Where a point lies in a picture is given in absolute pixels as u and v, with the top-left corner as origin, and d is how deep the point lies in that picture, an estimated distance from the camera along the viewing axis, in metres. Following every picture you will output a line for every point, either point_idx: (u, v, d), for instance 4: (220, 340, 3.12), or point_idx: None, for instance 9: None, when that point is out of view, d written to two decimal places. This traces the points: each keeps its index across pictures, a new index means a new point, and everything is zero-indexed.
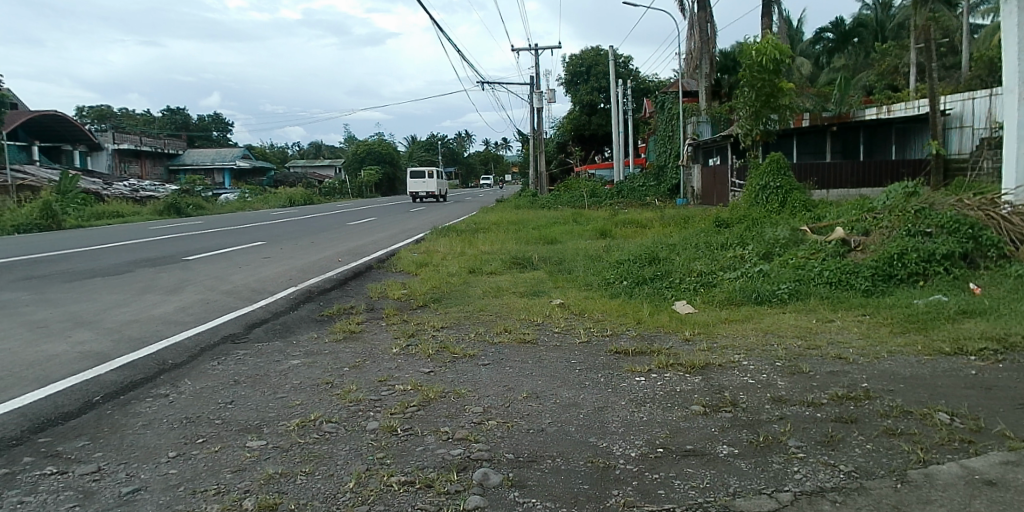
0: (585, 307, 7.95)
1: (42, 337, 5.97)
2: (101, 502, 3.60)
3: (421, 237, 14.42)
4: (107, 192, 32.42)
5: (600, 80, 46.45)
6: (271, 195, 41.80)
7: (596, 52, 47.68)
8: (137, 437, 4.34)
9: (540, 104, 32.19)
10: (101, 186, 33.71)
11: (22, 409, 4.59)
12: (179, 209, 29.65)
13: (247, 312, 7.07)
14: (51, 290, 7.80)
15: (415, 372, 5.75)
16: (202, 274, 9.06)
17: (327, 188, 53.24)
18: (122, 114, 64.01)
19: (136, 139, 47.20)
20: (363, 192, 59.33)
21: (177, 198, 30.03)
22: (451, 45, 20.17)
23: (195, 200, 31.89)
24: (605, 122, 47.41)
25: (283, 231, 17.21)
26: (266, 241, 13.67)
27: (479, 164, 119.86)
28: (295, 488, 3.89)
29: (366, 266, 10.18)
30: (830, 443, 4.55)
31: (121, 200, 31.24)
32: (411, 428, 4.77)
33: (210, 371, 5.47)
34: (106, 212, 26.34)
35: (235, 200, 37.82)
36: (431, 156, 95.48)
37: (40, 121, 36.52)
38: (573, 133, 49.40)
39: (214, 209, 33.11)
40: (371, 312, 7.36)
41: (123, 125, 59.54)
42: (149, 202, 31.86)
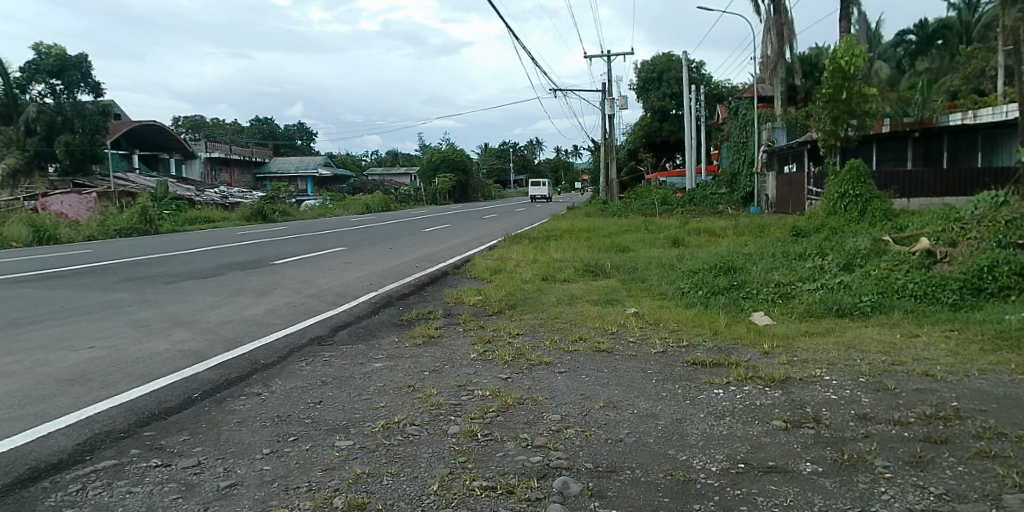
0: (659, 317, 7.73)
1: (145, 335, 6.22)
2: (201, 495, 3.76)
3: (494, 244, 14.44)
4: (199, 199, 33.89)
5: (672, 87, 45.78)
6: (350, 201, 42.91)
7: (668, 58, 46.89)
8: (233, 433, 4.48)
9: (609, 112, 32.02)
10: (194, 192, 35.36)
11: (127, 403, 4.78)
12: (265, 215, 30.82)
13: (332, 316, 7.19)
14: (151, 291, 8.16)
15: (493, 378, 5.71)
16: (290, 277, 9.31)
17: (402, 195, 54.58)
18: (214, 124, 67.12)
19: (226, 149, 49.38)
20: (435, 201, 60.25)
21: (263, 204, 31.22)
22: (529, 54, 20.26)
23: (280, 207, 33.06)
24: (676, 129, 46.92)
25: (359, 236, 17.73)
26: (346, 247, 14.09)
27: (550, 171, 120.44)
28: (382, 488, 3.91)
29: (442, 272, 10.26)
30: (918, 463, 4.25)
31: (211, 206, 32.62)
32: (491, 433, 4.73)
33: (298, 371, 5.58)
34: (198, 216, 27.68)
35: (317, 207, 38.99)
36: (503, 164, 96.80)
37: (140, 130, 38.55)
38: (643, 141, 49.06)
39: (300, 215, 34.22)
40: (448, 317, 7.39)
41: (215, 135, 62.45)
42: (237, 208, 33.25)
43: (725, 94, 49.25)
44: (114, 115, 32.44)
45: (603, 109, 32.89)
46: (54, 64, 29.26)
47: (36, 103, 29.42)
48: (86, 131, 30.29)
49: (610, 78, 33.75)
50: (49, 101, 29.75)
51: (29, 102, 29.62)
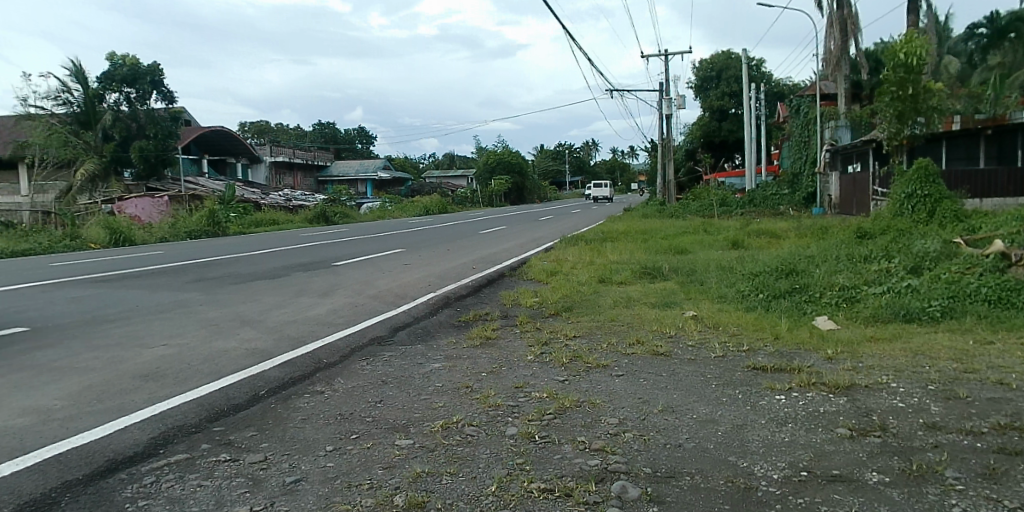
0: (719, 320, 7.58)
1: (214, 334, 6.42)
2: (268, 490, 3.87)
3: (550, 246, 14.42)
4: (264, 202, 34.99)
5: (731, 86, 44.93)
6: (408, 203, 43.59)
7: (727, 55, 46.13)
8: (298, 431, 4.60)
9: (666, 112, 31.64)
10: (260, 195, 36.51)
11: (198, 399, 4.95)
12: (328, 218, 31.63)
13: (391, 316, 7.29)
14: (220, 291, 8.43)
15: (550, 379, 5.69)
16: (350, 279, 9.48)
17: (459, 198, 55.21)
18: (278, 129, 69.14)
19: (290, 153, 50.84)
20: (491, 203, 60.62)
21: (326, 207, 32.02)
22: (585, 55, 20.21)
23: (342, 210, 33.84)
24: (735, 128, 46.03)
25: (417, 238, 18.00)
26: (405, 248, 14.29)
27: (606, 173, 119.71)
28: (441, 488, 3.94)
29: (498, 274, 10.28)
30: (993, 476, 4.04)
31: (276, 209, 33.65)
32: (549, 436, 4.71)
33: (359, 371, 5.68)
34: (264, 218, 28.66)
35: (377, 209, 39.72)
36: (558, 166, 96.68)
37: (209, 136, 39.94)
38: (701, 141, 48.27)
39: (359, 217, 34.94)
40: (505, 319, 7.41)
41: (280, 139, 64.43)
42: (300, 211, 34.18)
43: (786, 93, 48.01)
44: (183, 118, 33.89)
45: (660, 109, 32.49)
46: (126, 74, 30.62)
47: (112, 111, 30.64)
48: (156, 136, 31.39)
49: (667, 78, 33.33)
50: (123, 108, 31.11)
51: (105, 110, 30.82)
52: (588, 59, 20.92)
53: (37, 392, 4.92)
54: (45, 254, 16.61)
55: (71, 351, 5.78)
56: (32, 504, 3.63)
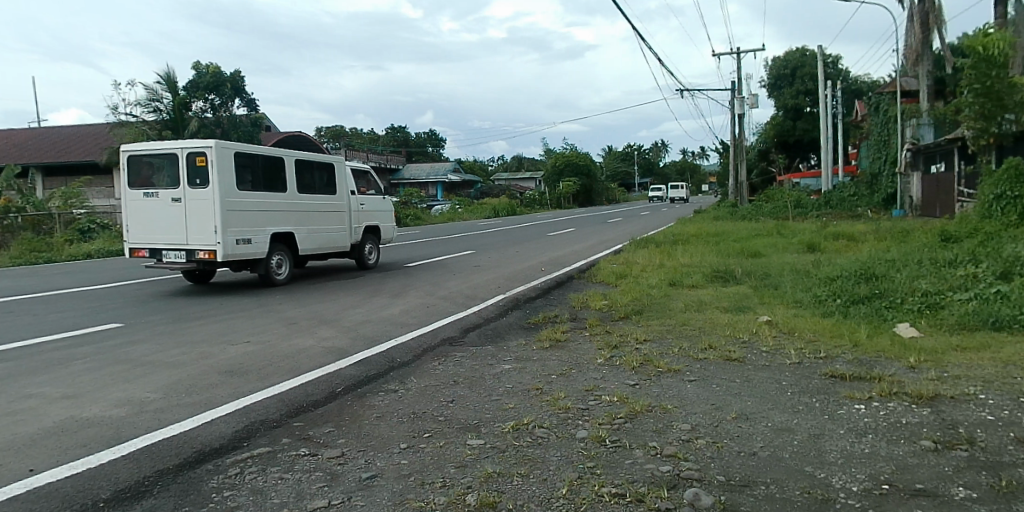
0: (795, 326, 7.33)
1: (294, 332, 6.63)
2: (344, 485, 3.97)
3: (619, 248, 14.27)
4: None
5: (806, 84, 43.55)
6: (476, 206, 43.99)
7: (802, 52, 44.50)
8: (373, 428, 4.70)
9: (737, 112, 30.96)
10: None
11: (278, 395, 5.12)
12: (401, 221, 32.33)
13: (462, 317, 7.37)
14: (298, 291, 8.71)
15: (620, 383, 5.62)
16: (422, 280, 9.64)
17: (527, 201, 55.50)
18: (353, 133, 70.85)
19: (364, 157, 52.09)
20: (559, 205, 60.59)
21: (398, 210, 32.70)
22: (654, 55, 19.91)
23: (413, 212, 34.53)
24: (811, 128, 44.57)
25: (486, 240, 18.17)
26: (474, 250, 14.46)
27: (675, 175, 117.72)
28: (512, 489, 3.95)
29: (568, 276, 10.26)
30: None
31: None
32: (620, 440, 4.65)
33: (431, 371, 5.75)
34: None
35: (447, 212, 40.20)
36: (627, 168, 95.64)
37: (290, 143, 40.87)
38: (774, 141, 46.95)
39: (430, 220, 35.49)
40: (575, 321, 7.38)
41: (354, 144, 66.10)
42: None
43: (865, 90, 46.04)
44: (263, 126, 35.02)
45: (732, 109, 31.77)
46: (211, 82, 32.00)
47: (198, 118, 31.51)
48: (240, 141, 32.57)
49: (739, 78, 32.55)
50: (208, 115, 32.26)
51: (192, 117, 31.60)
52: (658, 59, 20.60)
53: (131, 384, 5.18)
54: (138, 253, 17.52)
55: (162, 346, 6.06)
56: (127, 491, 3.82)
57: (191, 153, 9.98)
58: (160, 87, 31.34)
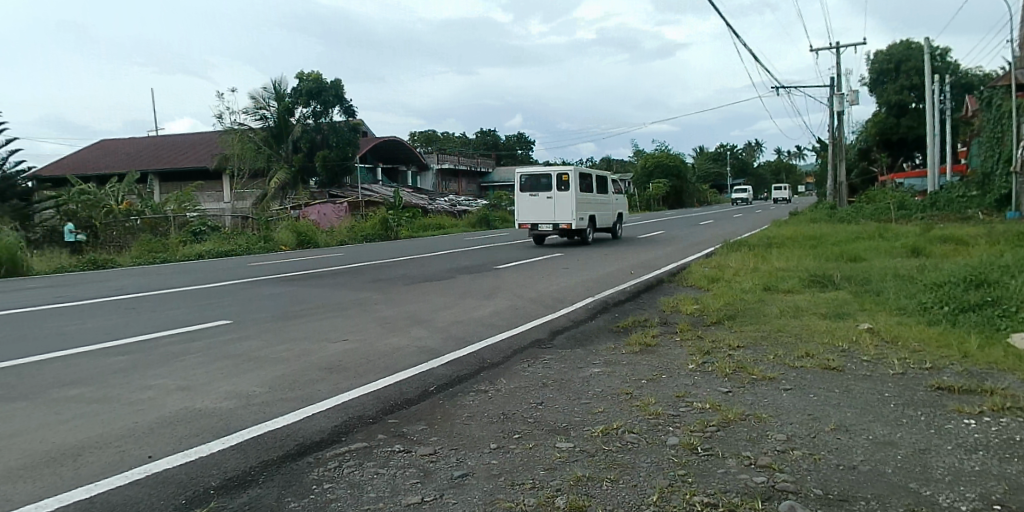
0: (898, 335, 6.94)
1: (388, 332, 6.84)
2: (437, 482, 4.06)
3: (710, 252, 13.95)
4: (432, 206, 36.58)
5: (911, 79, 41.09)
6: None
7: (905, 45, 41.67)
8: (464, 427, 4.80)
9: (837, 109, 29.63)
10: (427, 200, 38.08)
11: (374, 392, 5.29)
12: (490, 221, 32.95)
13: (550, 320, 7.40)
14: (393, 291, 8.97)
15: (712, 390, 5.48)
16: (511, 282, 9.74)
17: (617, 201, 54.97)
18: (443, 136, 72.17)
19: (455, 160, 52.91)
20: (647, 207, 59.68)
21: (487, 211, 33.28)
22: (750, 53, 19.31)
23: (502, 215, 35.17)
24: (916, 124, 42.09)
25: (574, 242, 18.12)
26: (563, 252, 14.47)
27: (770, 175, 113.61)
28: (602, 494, 3.93)
29: (657, 279, 10.13)
30: None
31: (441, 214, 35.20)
32: (712, 448, 4.55)
33: (520, 372, 5.79)
34: (430, 223, 30.63)
35: None
36: (720, 168, 92.95)
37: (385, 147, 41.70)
38: (877, 139, 44.58)
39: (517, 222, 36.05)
40: (665, 326, 7.27)
41: (446, 147, 67.32)
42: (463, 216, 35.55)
43: (977, 83, 42.97)
44: (361, 132, 35.68)
45: (831, 106, 30.40)
46: (312, 88, 32.72)
47: (302, 125, 33.24)
48: (339, 146, 33.68)
49: (838, 74, 31.07)
50: (310, 122, 33.62)
51: (294, 124, 33.32)
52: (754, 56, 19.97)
53: (240, 378, 5.47)
54: (247, 255, 18.51)
55: (267, 343, 6.38)
56: (235, 480, 4.04)
57: (559, 174, 19.38)
58: (268, 95, 33.37)
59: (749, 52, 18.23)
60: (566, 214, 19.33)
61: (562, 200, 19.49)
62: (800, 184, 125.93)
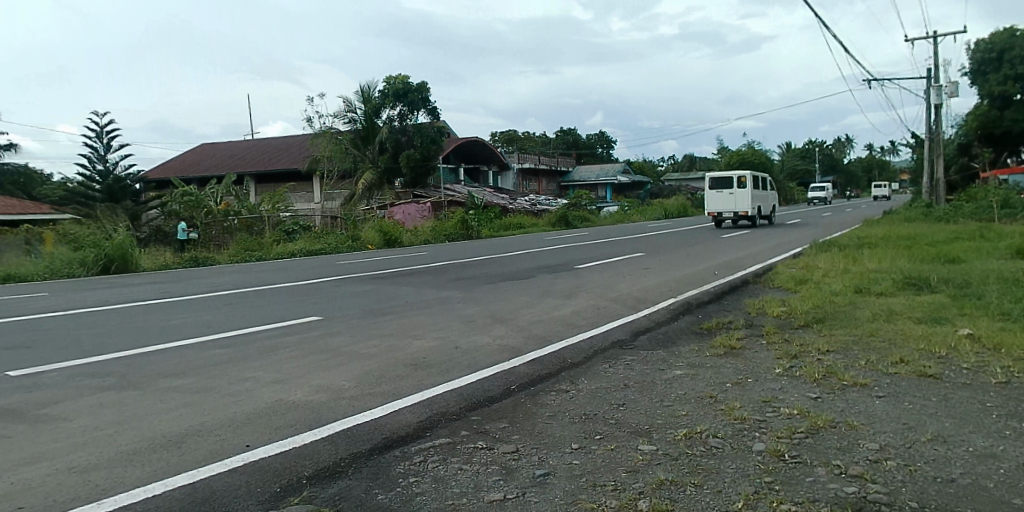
0: (1002, 342, 6.53)
1: (471, 329, 6.94)
2: (520, 479, 4.11)
3: (798, 252, 13.52)
4: (513, 206, 36.81)
5: (1015, 67, 38.24)
6: (648, 207, 43.25)
7: (1010, 31, 38.82)
8: (546, 426, 4.83)
9: (934, 101, 28.03)
10: (507, 200, 38.20)
11: (457, 389, 5.38)
12: (569, 221, 33.08)
13: (632, 320, 7.34)
14: (475, 290, 9.11)
15: (801, 396, 5.32)
16: (593, 281, 9.72)
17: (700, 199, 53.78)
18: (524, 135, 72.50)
19: (537, 158, 53.00)
20: None
21: (567, 210, 33.49)
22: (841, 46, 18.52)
23: (582, 214, 35.29)
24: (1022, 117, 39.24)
25: (656, 242, 17.92)
26: (644, 252, 14.33)
27: (861, 170, 108.56)
28: (685, 498, 3.88)
29: (742, 280, 9.91)
30: None
31: (521, 214, 35.43)
32: (800, 456, 4.41)
33: (602, 373, 5.77)
34: (511, 222, 30.86)
35: (616, 213, 39.90)
36: (808, 164, 89.30)
37: (466, 146, 41.89)
38: (978, 133, 41.88)
39: (597, 222, 35.77)
40: (750, 328, 7.09)
41: (526, 146, 67.51)
42: (543, 215, 35.66)
43: None
44: (447, 134, 35.93)
45: (928, 98, 28.76)
46: (399, 89, 33.51)
47: (387, 127, 33.92)
48: (422, 146, 33.95)
49: (935, 63, 29.34)
50: (396, 124, 34.33)
51: (381, 126, 34.14)
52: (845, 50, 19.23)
53: (330, 372, 5.68)
54: (338, 253, 19.19)
55: (355, 339, 6.59)
56: (325, 470, 4.20)
57: (739, 177, 25.21)
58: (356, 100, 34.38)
59: (840, 46, 17.53)
60: (745, 206, 25.30)
61: (741, 195, 25.43)
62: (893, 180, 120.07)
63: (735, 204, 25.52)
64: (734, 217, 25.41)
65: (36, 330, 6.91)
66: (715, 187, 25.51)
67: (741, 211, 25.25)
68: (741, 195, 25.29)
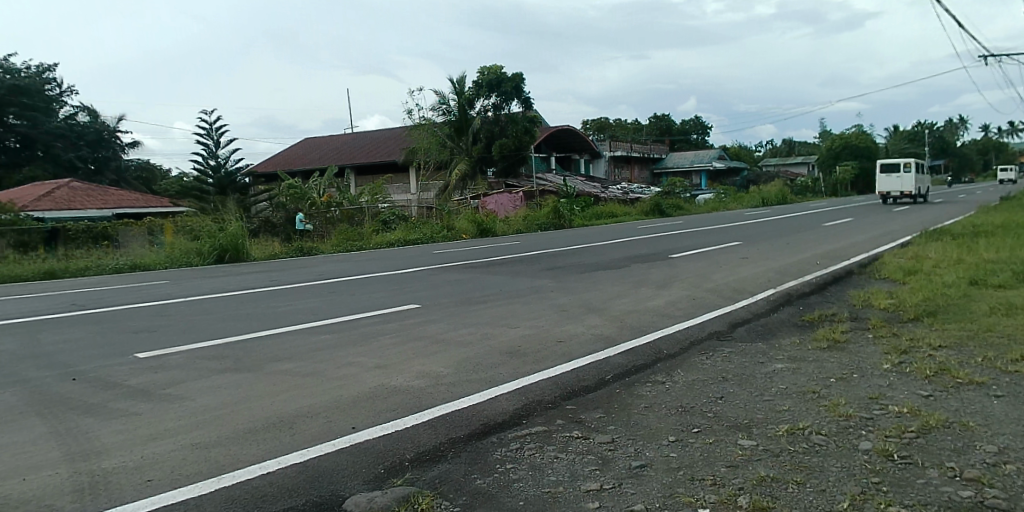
0: None
1: (565, 319, 6.97)
2: (616, 470, 4.11)
3: (906, 241, 12.84)
4: (605, 195, 36.50)
5: None
6: (744, 195, 41.99)
7: None
8: (642, 418, 4.81)
9: None
10: (599, 189, 37.85)
11: (553, 378, 5.43)
12: (662, 210, 32.64)
13: (729, 311, 7.19)
14: (568, 279, 9.14)
15: (911, 394, 5.08)
16: (688, 271, 9.57)
17: (799, 187, 51.78)
18: (617, 123, 71.81)
19: (628, 147, 52.39)
20: (835, 192, 56.04)
21: (660, 199, 33.11)
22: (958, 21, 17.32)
23: (675, 203, 34.73)
24: None
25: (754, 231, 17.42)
26: (741, 241, 14.00)
27: (975, 152, 101.72)
28: (787, 496, 3.78)
29: (846, 271, 9.53)
30: None
31: (613, 202, 35.20)
32: (910, 456, 4.21)
33: (699, 365, 5.69)
34: (602, 212, 30.70)
35: (711, 201, 38.96)
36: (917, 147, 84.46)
37: (557, 135, 41.54)
38: None
39: (691, 210, 35.02)
40: (855, 321, 6.82)
41: (617, 134, 66.95)
42: (636, 204, 35.27)
43: None
44: (538, 123, 35.60)
45: None
46: (491, 79, 33.58)
47: (479, 117, 34.03)
48: (515, 135, 33.66)
49: None
50: (490, 114, 34.39)
51: (474, 117, 34.23)
52: (961, 23, 18.05)
53: (429, 359, 5.83)
54: (434, 242, 19.63)
55: (451, 326, 6.73)
56: (424, 455, 4.32)
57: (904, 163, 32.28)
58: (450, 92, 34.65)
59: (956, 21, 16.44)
60: (909, 186, 32.33)
61: (907, 178, 32.49)
62: (1012, 162, 111.93)
63: (901, 184, 32.54)
64: (900, 195, 32.49)
65: (158, 315, 7.42)
66: (885, 171, 32.49)
67: (907, 191, 32.26)
68: (907, 177, 32.61)
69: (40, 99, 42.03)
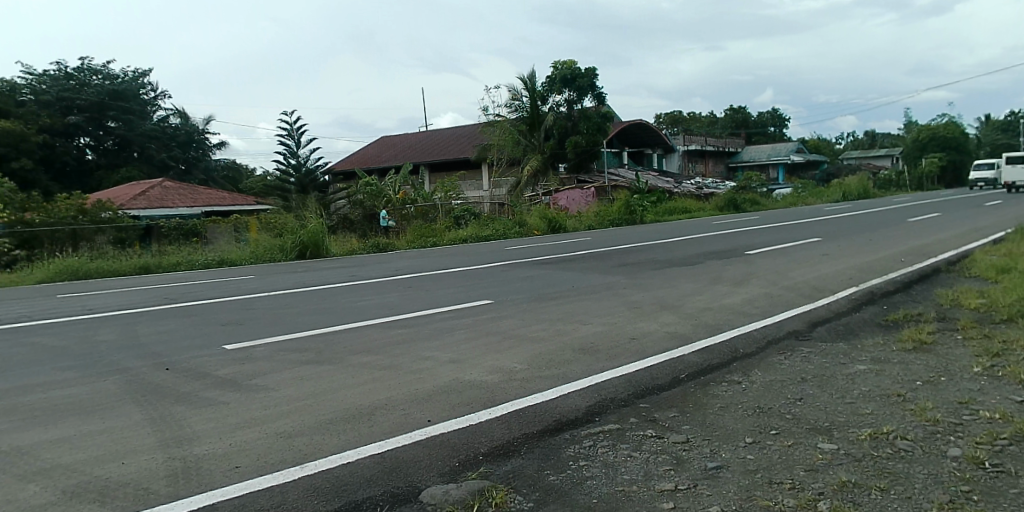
0: None
1: (638, 316, 6.93)
2: (692, 471, 4.09)
3: (1001, 237, 12.19)
4: (678, 189, 35.95)
5: None
6: (824, 188, 40.65)
7: None
8: (717, 417, 4.76)
9: None
10: (673, 184, 37.30)
11: (626, 375, 5.43)
12: (737, 205, 32.05)
13: (809, 310, 7.01)
14: (641, 275, 9.08)
15: (1004, 399, 4.84)
16: (765, 268, 9.37)
17: (883, 181, 49.75)
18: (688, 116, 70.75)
19: (702, 141, 51.47)
20: (920, 185, 53.66)
21: (735, 194, 32.50)
22: None
23: (751, 196, 33.97)
24: None
25: (837, 226, 16.89)
26: (821, 238, 13.60)
27: None
28: (871, 503, 3.68)
29: (934, 269, 9.14)
30: None
31: (686, 196, 34.68)
32: (1003, 464, 4.02)
33: (778, 365, 5.58)
34: (677, 207, 30.30)
35: (789, 195, 37.87)
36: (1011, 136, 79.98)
37: (630, 129, 41.15)
38: None
39: (769, 206, 34.12)
40: (943, 322, 6.55)
41: (691, 128, 65.98)
42: (711, 198, 34.62)
43: None
44: (611, 119, 35.31)
45: None
46: (565, 74, 33.63)
47: (552, 112, 34.10)
48: (587, 132, 33.87)
49: None
50: (563, 110, 34.53)
51: (546, 113, 34.23)
52: None
53: (504, 354, 5.90)
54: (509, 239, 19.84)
55: (524, 322, 6.78)
56: (499, 449, 4.38)
57: None
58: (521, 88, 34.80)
59: None
60: None
61: None
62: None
63: None
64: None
65: (243, 308, 7.75)
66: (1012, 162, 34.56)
67: None
68: None
69: (137, 104, 44.22)
